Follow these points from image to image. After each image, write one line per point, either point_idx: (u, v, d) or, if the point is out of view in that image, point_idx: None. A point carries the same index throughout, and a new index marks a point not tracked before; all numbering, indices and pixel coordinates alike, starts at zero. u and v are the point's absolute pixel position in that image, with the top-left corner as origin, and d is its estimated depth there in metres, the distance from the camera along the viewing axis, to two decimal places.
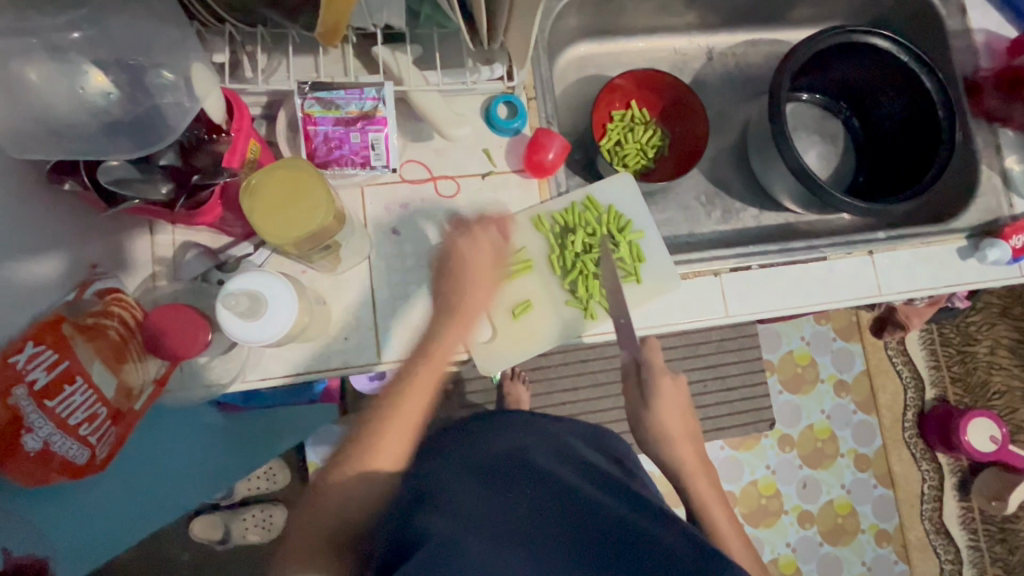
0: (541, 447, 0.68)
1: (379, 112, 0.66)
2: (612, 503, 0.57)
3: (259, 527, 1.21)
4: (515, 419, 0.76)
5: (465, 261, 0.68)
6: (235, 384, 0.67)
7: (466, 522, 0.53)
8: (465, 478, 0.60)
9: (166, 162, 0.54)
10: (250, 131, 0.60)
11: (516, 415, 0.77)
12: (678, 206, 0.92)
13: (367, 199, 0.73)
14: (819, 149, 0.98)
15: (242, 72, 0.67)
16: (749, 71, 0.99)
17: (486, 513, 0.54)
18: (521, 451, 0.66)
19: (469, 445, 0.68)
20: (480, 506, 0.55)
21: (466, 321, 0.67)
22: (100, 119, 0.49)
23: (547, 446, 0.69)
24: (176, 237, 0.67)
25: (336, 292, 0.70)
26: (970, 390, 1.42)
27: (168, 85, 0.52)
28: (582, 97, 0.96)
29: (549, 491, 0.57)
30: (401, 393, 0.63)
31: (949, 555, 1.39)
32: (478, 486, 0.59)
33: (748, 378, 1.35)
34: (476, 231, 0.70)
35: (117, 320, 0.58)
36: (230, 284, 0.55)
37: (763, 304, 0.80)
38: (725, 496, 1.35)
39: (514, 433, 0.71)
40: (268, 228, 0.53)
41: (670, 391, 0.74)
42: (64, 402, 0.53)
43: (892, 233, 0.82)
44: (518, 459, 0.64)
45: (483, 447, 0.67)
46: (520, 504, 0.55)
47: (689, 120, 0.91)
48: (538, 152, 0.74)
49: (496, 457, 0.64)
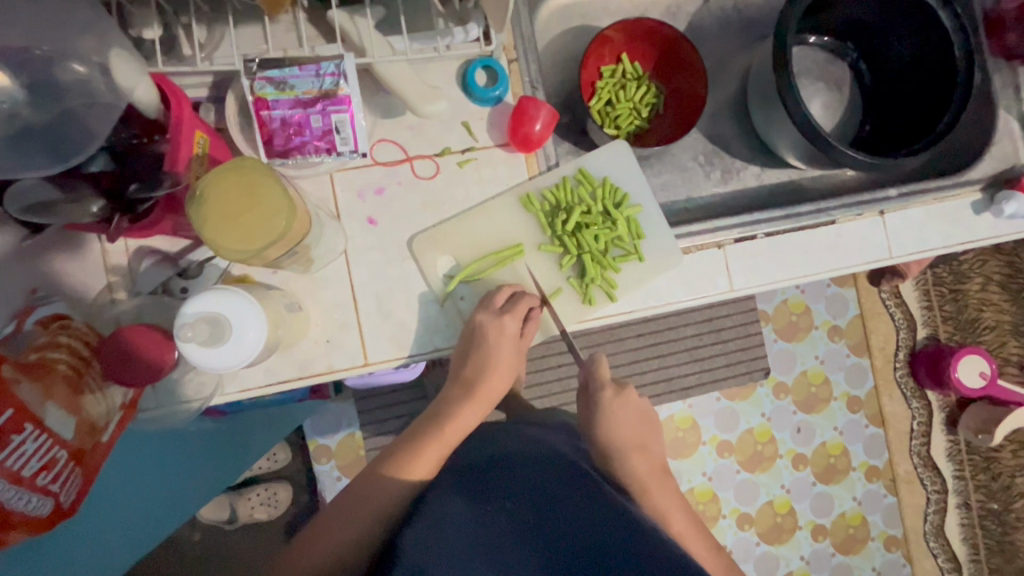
0: (535, 455, 0.69)
1: (341, 90, 0.58)
2: (580, 506, 0.58)
3: (265, 505, 1.17)
4: (509, 430, 0.78)
5: (485, 339, 0.67)
6: (213, 398, 0.63)
7: (437, 533, 0.56)
8: (460, 488, 0.63)
9: (96, 169, 0.49)
10: (194, 120, 0.52)
11: (507, 428, 0.79)
12: (675, 167, 0.84)
13: (337, 186, 0.66)
14: (824, 97, 0.90)
15: (180, 50, 0.59)
16: (751, 12, 0.90)
17: (463, 524, 0.57)
18: (517, 460, 0.67)
19: (477, 455, 0.70)
20: (460, 518, 0.58)
21: (493, 384, 0.70)
22: (9, 127, 0.45)
23: (538, 452, 0.70)
24: (129, 243, 0.61)
25: (312, 292, 0.65)
26: (960, 327, 1.39)
27: (82, 79, 0.46)
28: (568, 49, 0.86)
29: (525, 503, 0.59)
30: (422, 441, 0.68)
31: (936, 486, 1.42)
32: (463, 500, 0.61)
33: (742, 329, 1.34)
34: (495, 318, 0.67)
35: (65, 350, 0.53)
36: (184, 313, 0.50)
37: (767, 275, 0.76)
38: (722, 444, 1.36)
39: (512, 444, 0.73)
40: (221, 240, 0.47)
41: (623, 401, 0.77)
42: (14, 454, 0.49)
43: (904, 190, 0.77)
44: (510, 470, 0.65)
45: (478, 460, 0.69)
46: (497, 517, 0.58)
47: (686, 75, 0.83)
48: (524, 123, 0.67)
49: (491, 463, 0.68)
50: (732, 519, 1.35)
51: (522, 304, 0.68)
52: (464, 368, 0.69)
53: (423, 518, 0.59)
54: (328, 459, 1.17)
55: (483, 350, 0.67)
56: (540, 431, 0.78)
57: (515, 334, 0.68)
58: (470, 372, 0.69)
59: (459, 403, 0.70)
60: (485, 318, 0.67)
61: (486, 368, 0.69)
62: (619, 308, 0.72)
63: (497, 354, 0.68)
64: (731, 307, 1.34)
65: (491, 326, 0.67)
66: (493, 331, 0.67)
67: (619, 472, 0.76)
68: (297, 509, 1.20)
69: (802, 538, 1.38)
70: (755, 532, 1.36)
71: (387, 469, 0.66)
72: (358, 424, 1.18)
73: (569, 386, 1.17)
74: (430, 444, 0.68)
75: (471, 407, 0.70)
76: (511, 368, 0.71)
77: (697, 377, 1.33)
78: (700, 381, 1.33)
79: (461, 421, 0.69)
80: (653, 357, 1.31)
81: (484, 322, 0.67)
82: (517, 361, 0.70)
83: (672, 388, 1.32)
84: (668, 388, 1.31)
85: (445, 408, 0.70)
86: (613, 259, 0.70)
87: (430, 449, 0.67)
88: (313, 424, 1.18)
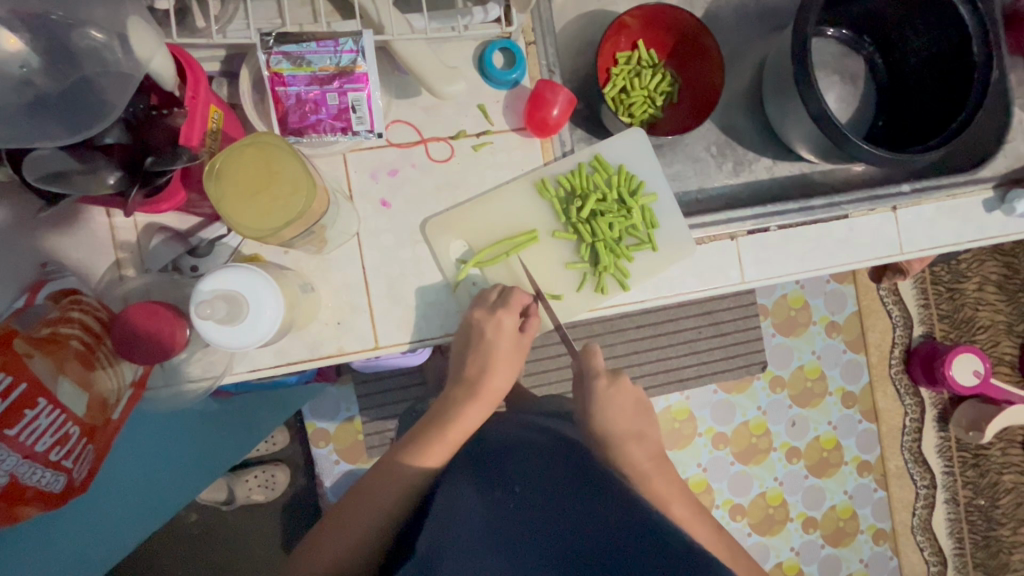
0: (546, 446, 0.69)
1: (358, 67, 0.57)
2: (587, 496, 0.59)
3: (262, 487, 1.18)
4: (519, 420, 0.78)
5: (482, 336, 0.67)
6: (224, 377, 0.62)
7: (438, 529, 0.58)
8: (468, 483, 0.64)
9: (111, 141, 0.47)
10: (209, 94, 0.52)
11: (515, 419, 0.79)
12: (688, 158, 0.83)
13: (350, 166, 0.65)
14: (839, 91, 0.89)
15: (193, 21, 0.58)
16: (770, 2, 0.88)
17: (472, 517, 0.59)
18: (525, 451, 0.68)
19: (488, 443, 0.72)
20: (466, 510, 0.60)
21: (495, 381, 0.71)
22: (22, 94, 0.44)
23: (546, 442, 0.70)
24: (138, 220, 0.60)
25: (323, 275, 0.64)
26: (957, 326, 1.40)
27: (98, 46, 0.45)
28: (584, 34, 0.85)
29: (533, 495, 0.60)
30: (428, 439, 0.69)
31: (926, 481, 1.43)
32: (471, 492, 0.63)
33: (742, 322, 1.34)
34: (490, 315, 0.66)
35: (77, 326, 0.53)
36: (200, 291, 0.50)
37: (780, 268, 0.76)
38: (716, 436, 1.37)
39: (517, 435, 0.73)
40: (239, 216, 0.47)
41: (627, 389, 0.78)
42: (28, 429, 0.50)
43: (918, 185, 0.77)
44: (517, 464, 0.66)
45: (487, 450, 0.70)
46: (505, 509, 0.59)
47: (702, 64, 0.82)
48: (541, 107, 0.66)
49: (496, 455, 0.69)
50: (725, 510, 1.37)
51: (515, 299, 0.68)
52: (466, 369, 0.70)
53: (436, 512, 0.61)
54: (327, 443, 1.17)
55: (482, 349, 0.68)
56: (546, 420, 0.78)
57: (512, 329, 0.68)
58: (471, 372, 0.70)
59: (463, 404, 0.70)
60: (480, 315, 0.66)
61: (488, 367, 0.70)
62: (627, 295, 0.71)
63: (495, 355, 0.69)
64: (732, 299, 1.34)
65: (488, 323, 0.66)
66: (489, 328, 0.67)
67: (622, 460, 0.77)
68: (294, 492, 1.21)
69: (793, 529, 1.40)
70: (748, 522, 1.38)
71: (398, 465, 0.68)
72: (356, 408, 1.18)
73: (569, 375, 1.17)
74: (435, 444, 0.68)
75: (467, 411, 0.70)
76: (511, 367, 0.71)
77: (696, 369, 1.33)
78: (698, 372, 1.33)
79: (465, 422, 0.70)
80: (653, 347, 1.31)
81: (480, 320, 0.66)
82: (516, 357, 0.71)
83: (671, 378, 1.32)
84: (667, 380, 1.32)
85: (449, 407, 0.70)
86: (627, 248, 0.70)
87: (435, 450, 0.68)
88: (312, 408, 1.17)
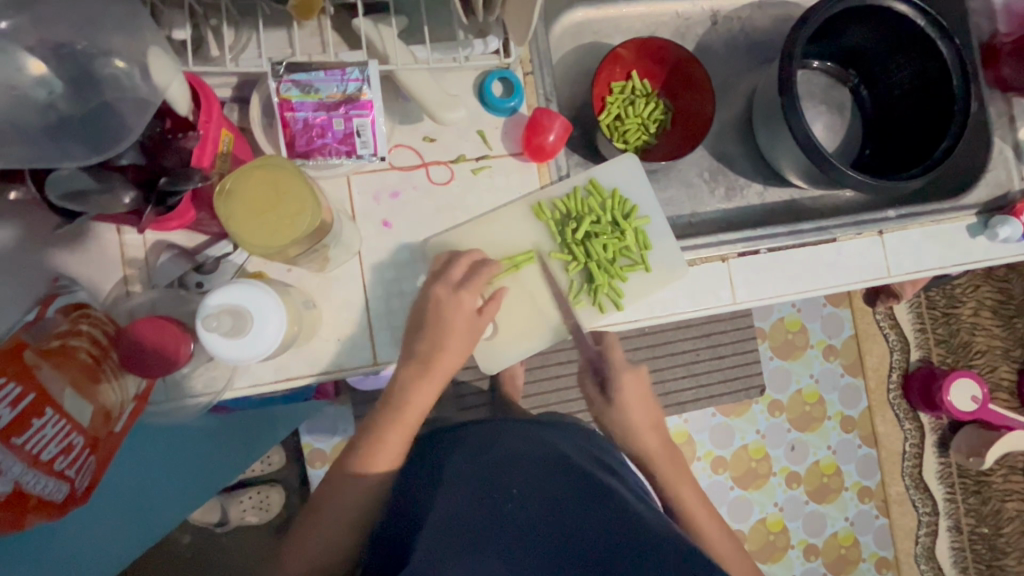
0: (546, 453, 0.67)
1: (364, 95, 0.59)
2: (589, 508, 0.58)
3: (257, 509, 1.17)
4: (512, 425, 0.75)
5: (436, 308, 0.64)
6: (225, 392, 0.63)
7: (434, 537, 0.56)
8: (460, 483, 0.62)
9: (127, 161, 0.50)
10: (222, 121, 0.55)
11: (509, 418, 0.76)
12: (681, 184, 0.86)
13: (353, 189, 0.67)
14: (827, 120, 0.92)
15: (207, 50, 0.61)
16: (759, 36, 0.92)
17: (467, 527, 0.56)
18: (520, 455, 0.66)
19: (469, 437, 0.70)
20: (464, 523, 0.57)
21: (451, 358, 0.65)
22: (45, 118, 0.47)
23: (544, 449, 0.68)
24: (148, 237, 0.62)
25: (325, 291, 0.66)
26: (953, 351, 1.41)
27: (121, 74, 0.48)
28: (580, 65, 0.88)
29: (531, 503, 0.59)
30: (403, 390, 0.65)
31: (927, 508, 1.42)
32: (468, 502, 0.60)
33: (738, 346, 1.35)
34: (444, 283, 0.65)
35: (86, 339, 0.55)
36: (207, 302, 0.52)
37: (771, 288, 0.78)
38: (715, 461, 1.37)
39: (519, 438, 0.70)
40: (247, 235, 0.49)
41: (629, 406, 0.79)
42: (34, 438, 0.51)
43: (902, 211, 0.80)
44: (516, 464, 0.64)
45: (492, 451, 0.67)
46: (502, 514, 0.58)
47: (693, 93, 0.85)
48: (537, 133, 0.69)
49: (495, 458, 0.65)
50: None
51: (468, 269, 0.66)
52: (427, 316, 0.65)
53: (428, 517, 0.59)
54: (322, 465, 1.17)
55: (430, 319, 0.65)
56: (544, 427, 0.76)
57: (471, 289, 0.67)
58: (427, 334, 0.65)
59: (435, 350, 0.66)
60: (437, 288, 0.65)
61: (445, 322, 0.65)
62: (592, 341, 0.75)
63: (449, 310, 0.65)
64: (730, 323, 1.35)
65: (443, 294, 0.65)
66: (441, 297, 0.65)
67: None
68: (290, 514, 1.20)
69: (793, 557, 1.38)
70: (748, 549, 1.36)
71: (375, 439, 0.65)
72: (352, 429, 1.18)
73: (567, 397, 1.18)
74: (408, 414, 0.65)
75: (430, 387, 0.65)
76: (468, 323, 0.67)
77: (694, 393, 1.33)
78: (695, 394, 1.33)
79: (436, 371, 0.65)
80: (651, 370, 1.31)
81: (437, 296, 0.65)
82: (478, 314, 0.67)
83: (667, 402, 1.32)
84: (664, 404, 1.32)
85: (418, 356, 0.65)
86: (621, 268, 0.72)
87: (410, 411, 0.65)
88: (310, 430, 1.17)
